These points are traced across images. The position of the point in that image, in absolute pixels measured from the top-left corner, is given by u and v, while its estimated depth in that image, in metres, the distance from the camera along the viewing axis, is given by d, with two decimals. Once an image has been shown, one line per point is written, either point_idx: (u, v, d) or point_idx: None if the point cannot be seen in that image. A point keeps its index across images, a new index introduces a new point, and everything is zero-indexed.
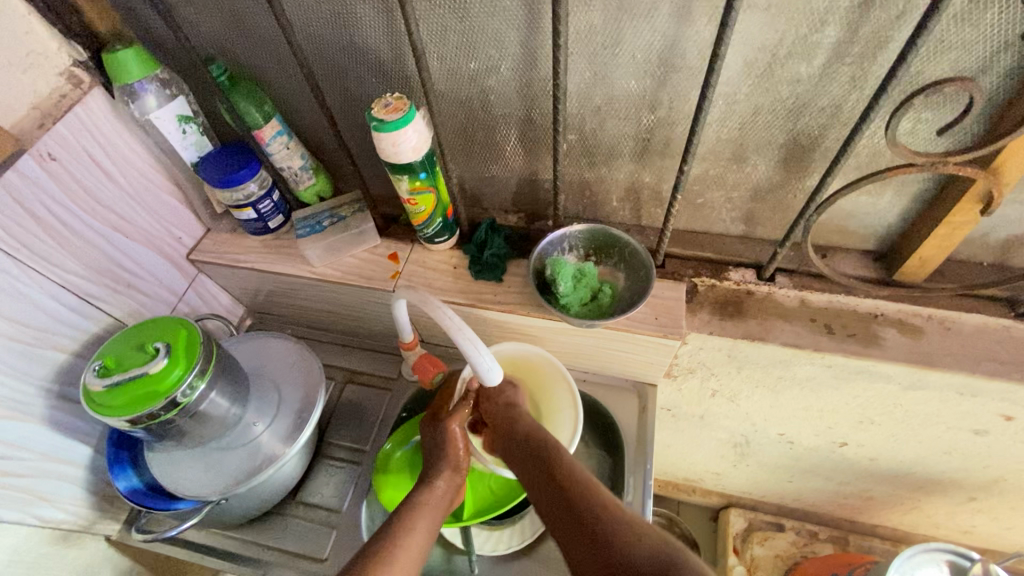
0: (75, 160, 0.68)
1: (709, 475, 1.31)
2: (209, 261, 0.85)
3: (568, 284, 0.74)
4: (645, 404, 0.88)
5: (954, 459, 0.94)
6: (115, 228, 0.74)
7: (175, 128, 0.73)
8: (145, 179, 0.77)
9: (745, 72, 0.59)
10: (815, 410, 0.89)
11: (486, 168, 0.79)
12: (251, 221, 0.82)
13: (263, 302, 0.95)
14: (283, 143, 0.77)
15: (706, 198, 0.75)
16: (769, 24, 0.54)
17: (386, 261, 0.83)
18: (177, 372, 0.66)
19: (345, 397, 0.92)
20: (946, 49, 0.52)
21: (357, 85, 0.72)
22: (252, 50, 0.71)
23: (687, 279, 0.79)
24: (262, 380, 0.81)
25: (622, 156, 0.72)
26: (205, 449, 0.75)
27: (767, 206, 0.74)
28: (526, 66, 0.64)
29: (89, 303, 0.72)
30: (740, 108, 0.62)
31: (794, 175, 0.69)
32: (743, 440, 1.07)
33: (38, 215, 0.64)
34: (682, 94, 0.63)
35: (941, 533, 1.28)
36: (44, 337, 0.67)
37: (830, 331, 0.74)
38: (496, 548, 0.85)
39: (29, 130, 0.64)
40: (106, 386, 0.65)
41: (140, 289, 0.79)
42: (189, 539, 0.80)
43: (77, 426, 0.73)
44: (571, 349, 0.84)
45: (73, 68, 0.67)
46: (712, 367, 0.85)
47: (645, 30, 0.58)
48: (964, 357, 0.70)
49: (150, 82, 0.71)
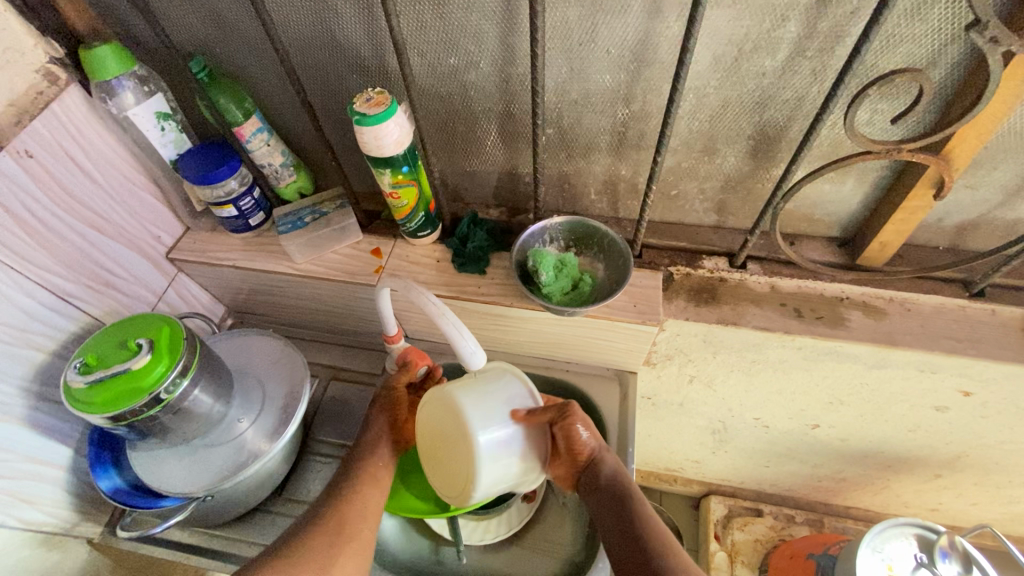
0: (52, 157, 0.67)
1: (689, 463, 1.34)
2: (189, 259, 0.85)
3: (550, 274, 0.76)
4: (626, 390, 0.91)
5: (918, 436, 0.99)
6: (93, 226, 0.73)
7: (153, 125, 0.73)
8: (124, 177, 0.77)
9: (714, 66, 0.62)
10: (788, 393, 0.93)
11: (466, 163, 0.81)
12: (232, 218, 0.82)
13: (245, 301, 0.95)
14: (263, 139, 0.77)
15: (680, 188, 0.78)
16: (735, 20, 0.57)
17: (368, 256, 0.84)
18: (161, 369, 0.66)
19: (329, 393, 0.92)
20: (898, 41, 0.56)
21: (338, 81, 0.73)
22: (231, 47, 0.72)
23: (663, 268, 0.82)
24: (247, 378, 0.81)
25: (599, 149, 0.75)
26: (189, 447, 0.75)
27: (737, 196, 0.77)
28: (504, 61, 0.66)
29: (68, 302, 0.71)
30: (710, 101, 0.65)
31: (762, 165, 0.72)
32: (720, 426, 1.11)
33: (14, 213, 0.63)
34: (655, 88, 0.66)
35: (911, 511, 1.33)
36: (22, 336, 0.66)
37: (800, 315, 0.77)
38: (484, 538, 0.86)
39: (6, 128, 0.62)
40: (88, 383, 0.64)
41: (119, 287, 0.78)
42: (172, 540, 0.79)
43: (56, 427, 0.72)
44: (554, 339, 0.86)
45: (49, 65, 0.67)
46: (689, 354, 0.88)
47: (619, 26, 0.60)
48: (923, 335, 0.74)
49: (128, 79, 0.70)
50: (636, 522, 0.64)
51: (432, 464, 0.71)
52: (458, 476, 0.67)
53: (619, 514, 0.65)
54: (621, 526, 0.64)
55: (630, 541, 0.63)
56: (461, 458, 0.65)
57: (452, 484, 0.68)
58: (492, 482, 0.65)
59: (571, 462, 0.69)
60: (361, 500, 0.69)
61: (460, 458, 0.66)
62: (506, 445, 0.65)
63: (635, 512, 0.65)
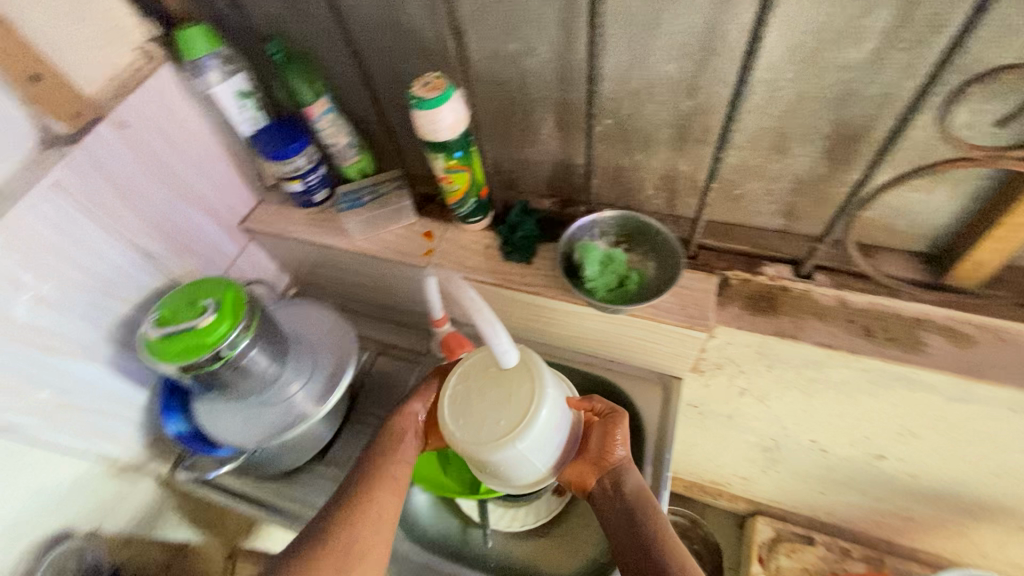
0: (146, 129, 0.74)
1: (736, 479, 1.28)
2: (259, 230, 0.91)
3: (595, 269, 0.75)
4: (669, 395, 0.87)
5: (1006, 483, 0.88)
6: (177, 193, 0.80)
7: (234, 103, 0.79)
8: (206, 150, 0.83)
9: (789, 57, 0.57)
10: (850, 418, 0.86)
11: (521, 151, 0.80)
12: (299, 193, 0.88)
13: (307, 273, 1.00)
14: (331, 120, 0.81)
15: (745, 188, 0.73)
16: (815, 6, 0.52)
17: (420, 239, 0.86)
18: (223, 328, 0.71)
19: (376, 367, 0.96)
20: (1013, 32, 0.49)
21: (400, 64, 0.74)
22: (305, 29, 0.75)
23: (720, 272, 0.77)
24: (300, 344, 0.86)
25: (659, 142, 0.71)
26: (245, 402, 0.81)
27: (809, 199, 0.71)
28: (563, 46, 0.64)
29: (153, 261, 0.79)
30: (783, 95, 0.60)
31: (839, 168, 0.66)
32: (772, 444, 1.04)
33: (112, 178, 0.71)
34: (721, 80, 0.62)
35: (992, 565, 1.19)
36: (113, 289, 0.74)
37: (869, 333, 0.70)
38: (511, 525, 0.86)
39: (109, 101, 0.69)
40: (161, 335, 0.71)
41: (197, 251, 0.85)
42: (223, 485, 0.86)
43: (136, 373, 0.80)
44: (597, 336, 0.85)
45: (145, 44, 0.73)
46: (741, 364, 0.83)
47: (686, 12, 0.57)
48: (1017, 371, 0.66)
49: (214, 59, 0.75)
50: (649, 533, 0.65)
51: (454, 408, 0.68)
52: (492, 430, 0.65)
53: (634, 520, 0.66)
54: (634, 533, 0.65)
55: (636, 550, 0.64)
56: (510, 415, 0.65)
57: (474, 435, 0.65)
58: (529, 449, 0.65)
59: (598, 462, 0.71)
60: (376, 509, 0.66)
61: (504, 415, 0.65)
62: (553, 429, 0.67)
63: (652, 523, 0.65)
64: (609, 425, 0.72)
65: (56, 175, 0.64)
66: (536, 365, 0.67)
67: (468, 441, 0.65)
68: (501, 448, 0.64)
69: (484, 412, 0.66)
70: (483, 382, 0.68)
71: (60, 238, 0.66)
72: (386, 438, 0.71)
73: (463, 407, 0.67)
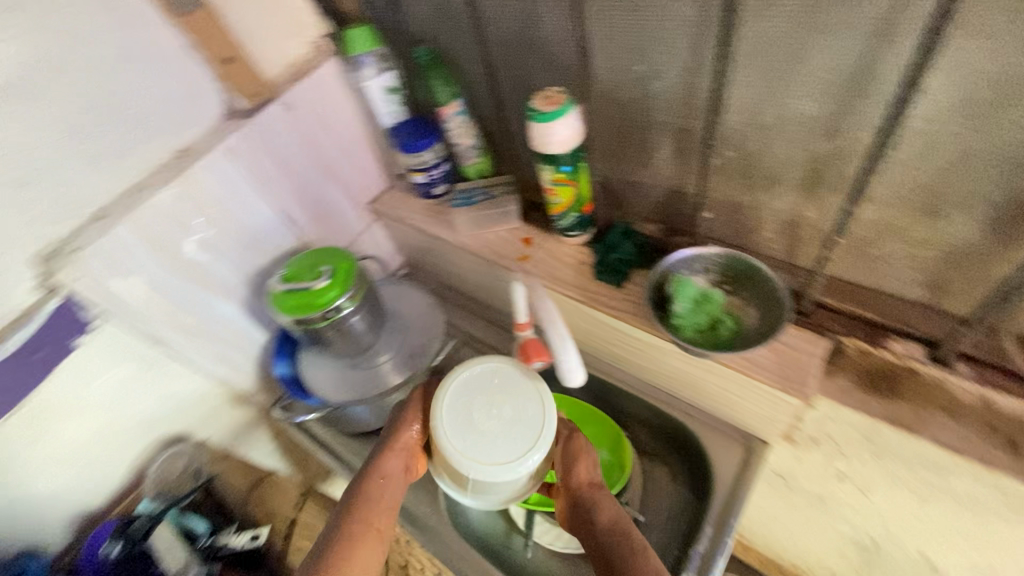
0: (307, 112, 0.86)
1: (821, 571, 1.12)
2: (382, 212, 1.01)
3: (686, 306, 0.71)
4: (749, 458, 0.80)
5: None
6: (321, 170, 0.92)
7: (382, 97, 0.88)
8: (352, 135, 0.94)
9: (955, 108, 0.49)
10: (976, 542, 0.71)
11: (632, 173, 0.78)
12: (421, 184, 0.96)
13: (416, 257, 1.09)
14: (461, 121, 0.87)
15: (882, 249, 0.64)
16: (999, 52, 0.45)
17: (519, 244, 0.89)
18: (332, 294, 0.80)
19: (458, 357, 1.01)
20: None
21: (530, 76, 0.77)
22: (450, 36, 0.81)
23: (833, 336, 0.71)
24: (395, 320, 0.94)
25: (784, 184, 0.65)
26: (340, 362, 0.90)
27: (961, 274, 0.60)
28: (692, 71, 0.62)
29: (292, 225, 0.91)
30: (944, 149, 0.52)
31: (1010, 245, 0.55)
32: (870, 545, 0.90)
33: (274, 151, 0.83)
34: (868, 125, 0.55)
35: None
36: (258, 244, 0.87)
37: (1015, 448, 0.60)
38: (552, 543, 0.86)
39: (284, 86, 0.82)
40: (283, 290, 0.81)
41: (328, 222, 0.97)
42: (310, 431, 0.96)
43: (262, 317, 0.93)
44: (678, 375, 0.80)
45: (320, 39, 0.86)
46: (841, 444, 0.73)
47: (834, 48, 0.52)
48: None
49: (372, 57, 0.85)
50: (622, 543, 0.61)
51: (465, 415, 0.68)
52: (497, 449, 0.67)
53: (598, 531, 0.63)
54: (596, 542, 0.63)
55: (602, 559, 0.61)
56: (522, 434, 0.67)
57: (476, 451, 0.66)
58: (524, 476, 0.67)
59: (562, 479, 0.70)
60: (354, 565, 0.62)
61: (516, 432, 0.68)
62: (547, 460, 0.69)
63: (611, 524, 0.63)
64: (573, 440, 0.72)
65: (231, 143, 0.77)
66: (547, 391, 0.71)
67: (469, 457, 0.66)
68: (511, 467, 0.66)
69: (496, 425, 0.68)
70: (489, 399, 0.69)
71: (225, 194, 0.80)
72: (374, 480, 0.68)
73: (464, 424, 0.68)
